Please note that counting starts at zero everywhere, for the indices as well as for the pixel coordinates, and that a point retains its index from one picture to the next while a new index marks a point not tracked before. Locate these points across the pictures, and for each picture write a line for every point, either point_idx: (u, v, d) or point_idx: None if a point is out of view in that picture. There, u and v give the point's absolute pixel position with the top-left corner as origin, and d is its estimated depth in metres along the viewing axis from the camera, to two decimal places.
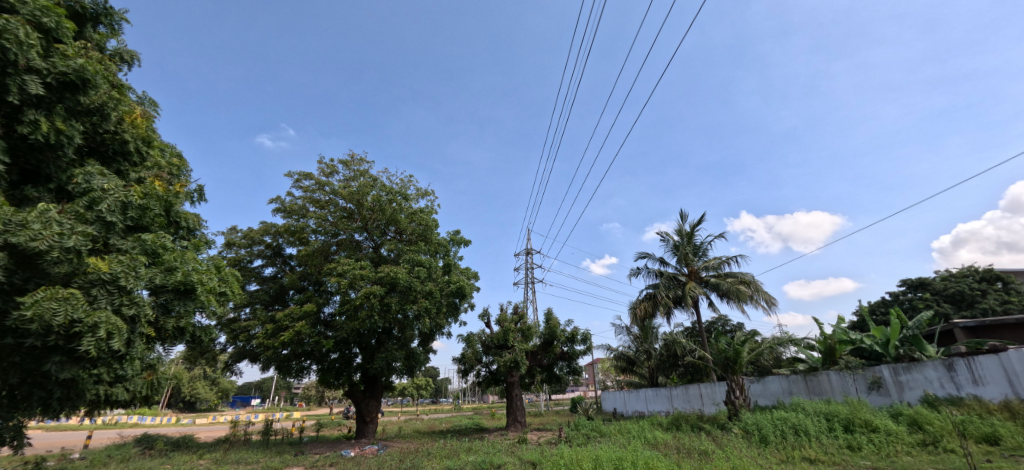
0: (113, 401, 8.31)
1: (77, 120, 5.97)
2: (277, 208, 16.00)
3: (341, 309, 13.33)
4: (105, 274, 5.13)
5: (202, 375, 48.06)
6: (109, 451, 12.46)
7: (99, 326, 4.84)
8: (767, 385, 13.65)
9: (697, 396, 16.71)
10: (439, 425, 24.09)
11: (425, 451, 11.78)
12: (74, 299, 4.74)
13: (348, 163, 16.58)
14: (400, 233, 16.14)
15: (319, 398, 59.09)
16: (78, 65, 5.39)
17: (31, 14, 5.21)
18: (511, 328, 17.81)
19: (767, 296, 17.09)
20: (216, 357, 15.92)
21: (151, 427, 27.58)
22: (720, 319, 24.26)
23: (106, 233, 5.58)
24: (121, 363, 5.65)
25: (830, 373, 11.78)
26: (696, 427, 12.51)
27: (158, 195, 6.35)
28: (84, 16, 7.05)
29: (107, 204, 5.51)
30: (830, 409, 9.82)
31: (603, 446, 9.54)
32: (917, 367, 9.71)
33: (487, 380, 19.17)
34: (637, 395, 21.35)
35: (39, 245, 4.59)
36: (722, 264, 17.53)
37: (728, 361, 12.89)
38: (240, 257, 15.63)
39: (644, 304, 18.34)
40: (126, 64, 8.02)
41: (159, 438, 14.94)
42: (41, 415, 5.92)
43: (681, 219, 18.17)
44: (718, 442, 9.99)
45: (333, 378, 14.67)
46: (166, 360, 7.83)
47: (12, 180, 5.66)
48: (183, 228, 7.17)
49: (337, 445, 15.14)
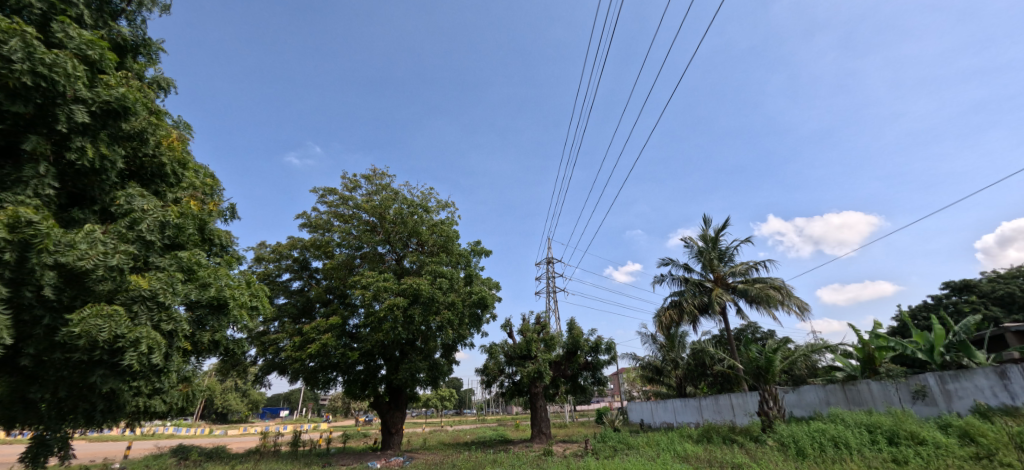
0: (151, 413, 8.58)
1: (119, 145, 6.30)
2: (303, 223, 16.46)
3: (367, 321, 13.49)
4: (145, 291, 5.37)
5: (233, 386, 49.83)
6: (148, 461, 12.93)
7: (140, 341, 5.06)
8: (802, 394, 13.11)
9: (728, 407, 16.14)
10: (464, 437, 23.92)
11: (450, 463, 11.74)
12: (117, 315, 4.94)
13: (371, 177, 16.96)
14: (422, 245, 16.34)
15: (344, 410, 59.87)
16: (120, 93, 5.67)
17: (78, 48, 5.53)
18: (534, 338, 17.71)
19: (799, 302, 16.47)
20: (248, 369, 16.33)
21: (186, 438, 28.87)
22: (751, 326, 23.56)
23: (146, 252, 5.84)
24: (159, 376, 5.85)
25: (871, 381, 11.21)
26: (729, 440, 12.09)
27: (193, 214, 6.61)
28: (125, 47, 7.47)
29: (146, 224, 5.75)
30: (873, 420, 9.35)
31: (631, 459, 9.31)
32: (965, 374, 9.15)
33: (510, 391, 18.89)
34: (665, 406, 20.82)
35: (86, 264, 4.82)
36: (750, 269, 17.02)
37: (759, 371, 12.38)
38: (269, 272, 16.10)
39: (669, 312, 17.87)
40: (163, 91, 8.42)
41: (193, 449, 15.30)
42: (85, 426, 6.18)
43: (705, 225, 17.86)
44: (753, 455, 9.59)
45: (358, 390, 14.83)
46: (200, 372, 8.10)
47: (60, 203, 5.99)
48: (217, 245, 7.52)
49: (364, 456, 15.32)
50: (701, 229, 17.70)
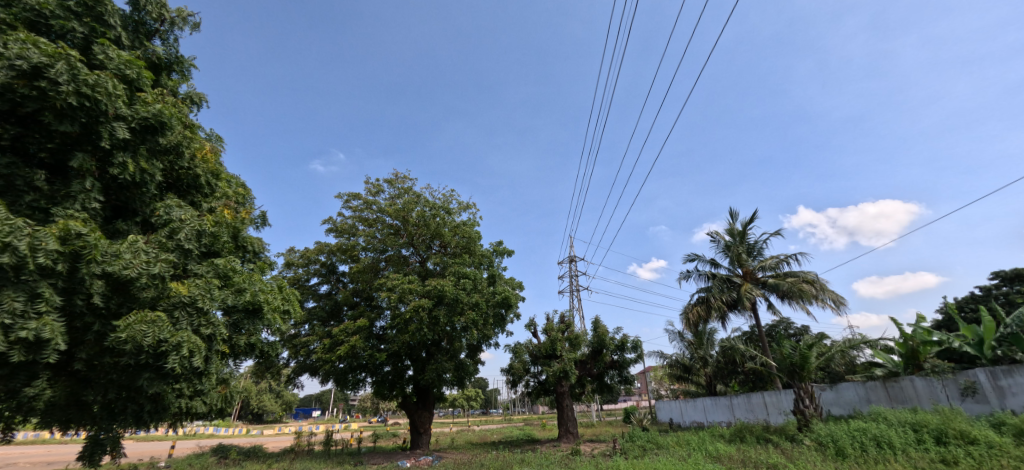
0: (193, 414, 8.96)
1: (157, 159, 6.60)
2: (329, 228, 16.87)
3: (393, 322, 13.71)
4: (185, 297, 5.61)
5: (268, 388, 51.58)
6: (190, 460, 13.52)
7: (182, 345, 5.29)
8: (841, 392, 12.58)
9: (761, 405, 15.65)
10: (490, 436, 24.01)
11: (478, 463, 11.80)
12: (160, 321, 5.18)
13: (393, 181, 17.23)
14: (445, 246, 16.52)
15: (373, 410, 61.12)
16: (156, 110, 5.95)
17: (117, 68, 5.82)
18: (559, 337, 17.63)
19: (835, 296, 15.82)
20: (281, 371, 16.88)
21: (226, 438, 30.05)
22: (783, 321, 22.79)
23: (185, 260, 6.11)
24: (200, 378, 6.10)
25: (915, 377, 10.65)
26: (763, 439, 11.71)
27: (227, 223, 6.87)
28: (160, 65, 7.83)
29: (184, 233, 6.02)
30: (918, 419, 8.88)
31: (660, 459, 9.15)
32: (1019, 370, 8.59)
33: (536, 391, 18.86)
34: (694, 404, 20.37)
35: (131, 273, 5.08)
36: (780, 263, 16.45)
37: (794, 368, 11.93)
38: (299, 276, 16.57)
39: (696, 309, 17.47)
40: (196, 105, 8.78)
41: (232, 448, 15.90)
42: (133, 426, 6.50)
43: (731, 218, 17.38)
44: (789, 455, 9.27)
45: (386, 390, 15.07)
46: (237, 374, 8.41)
47: (105, 215, 6.31)
48: (250, 252, 7.80)
49: (394, 455, 15.57)
50: (728, 223, 17.23)
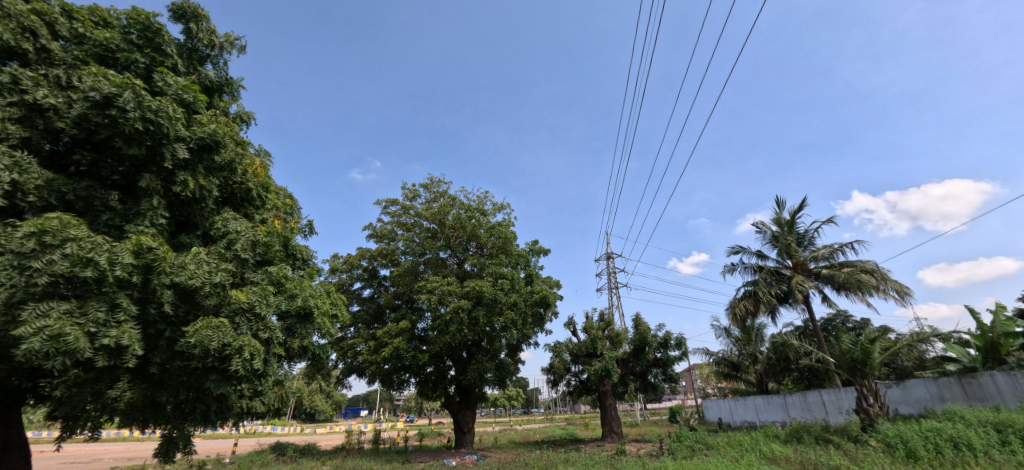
0: (254, 413, 9.53)
1: (213, 176, 7.07)
2: (370, 234, 17.46)
3: (434, 324, 14.00)
4: (244, 303, 5.97)
5: (319, 389, 54.06)
6: (252, 457, 14.38)
7: (243, 348, 5.62)
8: (910, 389, 11.63)
9: (819, 404, 14.75)
10: (533, 436, 24.00)
11: (522, 462, 11.85)
12: (224, 326, 5.54)
13: (428, 185, 17.59)
14: (481, 247, 16.70)
15: (417, 409, 62.69)
16: (211, 130, 6.38)
17: (176, 93, 6.29)
18: (599, 335, 17.38)
19: (899, 286, 14.67)
20: (330, 373, 17.63)
21: (283, 436, 31.77)
22: (840, 314, 21.38)
23: (242, 269, 6.52)
24: (259, 379, 6.47)
25: (996, 373, 9.69)
26: (824, 440, 11.03)
27: (278, 232, 7.26)
28: (213, 88, 8.39)
29: (240, 243, 6.44)
30: (1003, 418, 8.08)
31: (711, 460, 8.84)
32: None
33: (577, 390, 18.69)
34: (745, 403, 19.49)
35: (196, 282, 5.48)
36: (835, 252, 15.45)
37: (855, 364, 11.16)
38: (343, 281, 17.26)
39: (743, 303, 16.72)
40: (245, 123, 9.34)
41: (289, 446, 16.79)
42: (202, 425, 6.99)
43: (778, 207, 16.51)
44: (852, 457, 8.69)
45: (430, 390, 15.40)
46: (292, 376, 8.86)
47: (171, 230, 6.83)
48: (299, 259, 8.20)
49: (440, 454, 15.90)
50: (774, 212, 16.38)
